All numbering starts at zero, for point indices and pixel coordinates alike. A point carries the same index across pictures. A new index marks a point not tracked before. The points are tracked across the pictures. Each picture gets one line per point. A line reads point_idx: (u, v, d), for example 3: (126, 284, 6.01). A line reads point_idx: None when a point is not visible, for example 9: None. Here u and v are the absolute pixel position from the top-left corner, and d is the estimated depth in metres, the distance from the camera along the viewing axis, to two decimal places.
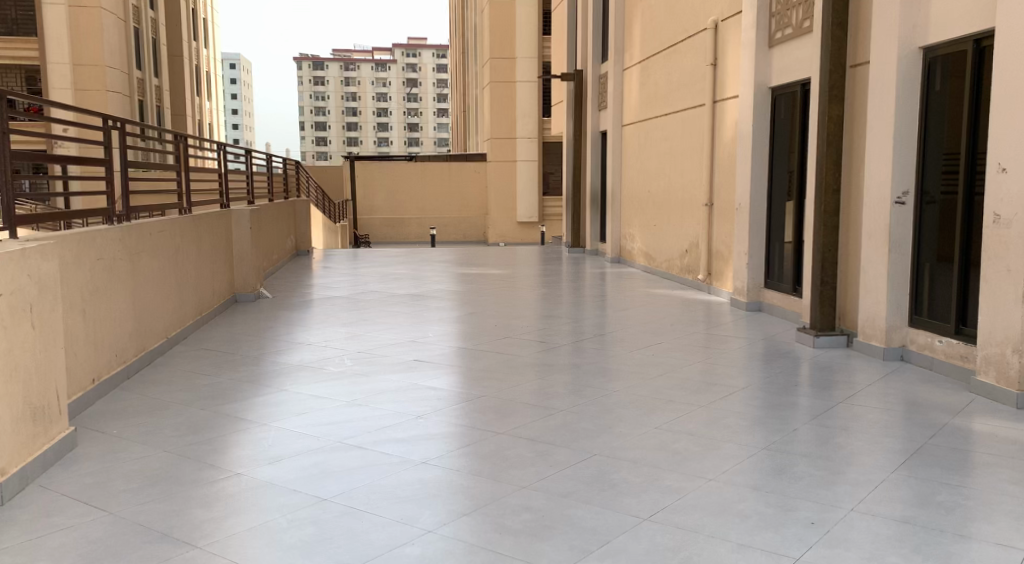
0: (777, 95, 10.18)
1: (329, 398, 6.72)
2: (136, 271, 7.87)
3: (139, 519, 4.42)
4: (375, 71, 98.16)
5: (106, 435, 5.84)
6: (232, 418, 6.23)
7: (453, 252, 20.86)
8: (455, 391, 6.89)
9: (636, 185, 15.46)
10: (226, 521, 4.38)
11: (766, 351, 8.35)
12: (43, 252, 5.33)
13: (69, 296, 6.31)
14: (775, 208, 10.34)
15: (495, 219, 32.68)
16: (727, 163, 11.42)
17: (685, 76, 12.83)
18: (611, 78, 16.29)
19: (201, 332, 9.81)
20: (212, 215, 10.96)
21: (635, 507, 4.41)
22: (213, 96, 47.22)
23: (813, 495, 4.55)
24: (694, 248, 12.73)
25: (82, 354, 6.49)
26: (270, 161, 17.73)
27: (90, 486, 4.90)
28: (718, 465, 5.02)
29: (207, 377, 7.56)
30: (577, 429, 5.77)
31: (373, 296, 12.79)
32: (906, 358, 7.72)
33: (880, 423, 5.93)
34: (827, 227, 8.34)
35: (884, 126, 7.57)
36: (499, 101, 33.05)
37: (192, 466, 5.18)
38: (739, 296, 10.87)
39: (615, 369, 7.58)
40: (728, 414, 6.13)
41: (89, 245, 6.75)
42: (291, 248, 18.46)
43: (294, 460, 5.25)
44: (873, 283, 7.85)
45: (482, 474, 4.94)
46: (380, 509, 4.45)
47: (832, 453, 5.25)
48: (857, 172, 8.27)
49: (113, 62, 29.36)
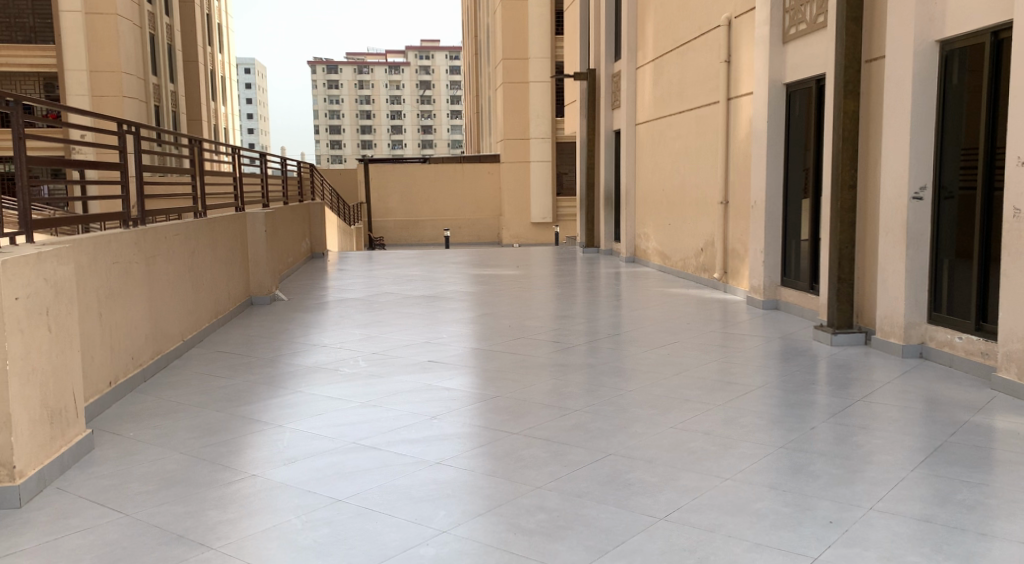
0: (792, 91, 10.11)
1: (344, 399, 6.72)
2: (152, 274, 7.90)
3: (154, 520, 4.42)
4: (389, 74, 98.38)
5: (123, 438, 5.86)
6: (248, 419, 6.24)
7: (468, 253, 20.85)
8: (469, 392, 6.87)
9: (651, 184, 15.39)
10: (242, 522, 4.37)
11: (783, 349, 8.28)
12: (59, 256, 5.34)
13: (85, 299, 6.33)
14: (790, 205, 10.27)
15: (509, 219, 32.72)
16: (742, 160, 11.35)
17: (699, 73, 12.77)
18: (625, 77, 16.24)
19: (217, 335, 9.83)
20: (227, 218, 10.99)
21: (651, 506, 4.37)
22: (229, 101, 47.51)
23: (831, 494, 4.50)
24: (710, 247, 12.67)
25: (99, 358, 6.52)
26: (285, 164, 17.79)
27: (105, 488, 4.92)
28: (734, 464, 4.98)
29: (223, 379, 7.58)
30: (591, 429, 5.74)
31: (388, 298, 12.80)
32: (925, 355, 7.64)
33: (899, 421, 5.86)
34: (844, 224, 8.27)
35: (900, 120, 7.49)
36: (512, 101, 33.10)
37: (208, 468, 5.19)
38: (755, 294, 10.80)
39: (630, 369, 7.54)
40: (745, 413, 6.09)
41: (105, 249, 6.77)
42: (306, 251, 18.51)
43: (309, 461, 5.24)
44: (890, 279, 7.78)
45: (497, 474, 4.91)
46: (394, 510, 4.43)
47: (850, 451, 5.19)
48: (873, 167, 8.20)
49: (129, 69, 29.60)
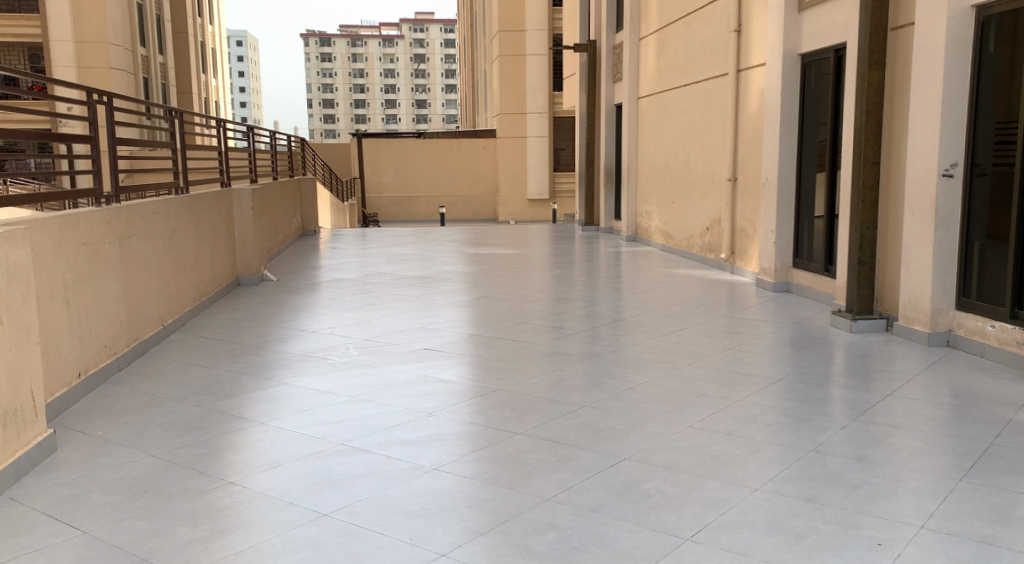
0: (808, 62, 9.57)
1: (333, 392, 6.22)
2: (126, 256, 7.36)
3: (115, 540, 3.94)
4: (383, 47, 97.04)
5: (90, 437, 5.36)
6: (228, 416, 5.74)
7: (463, 231, 20.22)
8: (468, 384, 6.37)
9: (654, 160, 14.85)
10: (216, 542, 3.89)
11: (799, 336, 7.79)
12: (12, 238, 4.82)
13: (50, 285, 5.81)
14: (805, 182, 9.76)
15: (505, 196, 32.05)
16: (752, 135, 10.82)
17: (707, 44, 12.20)
18: (627, 48, 15.68)
19: (200, 318, 9.32)
20: (211, 194, 10.42)
21: (673, 524, 3.90)
22: (219, 73, 46.58)
23: (874, 508, 4.03)
24: (715, 226, 12.17)
25: (66, 348, 6.02)
26: (274, 138, 17.11)
27: (64, 499, 4.42)
28: (763, 472, 4.49)
29: (203, 369, 7.07)
30: (601, 429, 5.25)
31: (381, 278, 12.25)
32: (953, 344, 7.17)
33: (933, 419, 5.40)
34: (866, 203, 7.76)
35: (931, 93, 6.97)
36: (509, 75, 32.23)
37: (180, 474, 4.69)
38: (766, 276, 10.32)
39: (638, 359, 7.06)
40: (765, 410, 5.60)
41: (72, 229, 6.25)
42: (297, 228, 17.97)
43: (293, 467, 4.75)
44: (916, 262, 7.29)
45: (500, 482, 4.43)
46: (386, 528, 3.95)
47: (885, 456, 4.73)
48: (897, 142, 7.67)
49: (117, 39, 28.74)
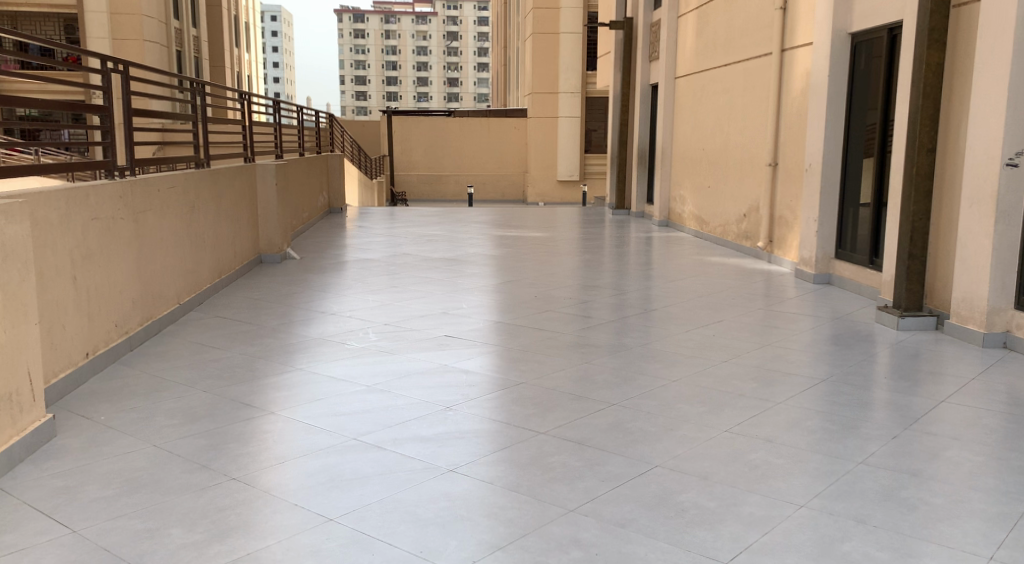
0: (858, 42, 9.07)
1: (350, 381, 5.91)
2: (141, 232, 7.07)
3: (104, 541, 3.65)
4: (416, 24, 96.25)
5: (92, 423, 5.10)
6: (238, 403, 5.44)
7: (493, 212, 19.81)
8: (490, 376, 6.03)
9: (689, 143, 14.37)
10: (212, 546, 3.59)
11: (843, 333, 7.36)
12: (10, 213, 4.54)
13: (54, 261, 5.53)
14: (851, 168, 9.27)
15: (534, 175, 31.30)
16: (796, 118, 10.32)
17: (749, 22, 11.71)
18: (666, 27, 15.18)
19: (219, 297, 9.06)
20: (233, 169, 10.12)
21: (712, 544, 3.54)
22: (253, 48, 46.46)
23: (936, 533, 3.64)
24: (754, 212, 11.70)
25: (72, 326, 5.75)
26: (302, 113, 16.72)
27: (57, 491, 4.14)
28: (807, 486, 4.11)
29: (217, 352, 6.79)
30: (631, 430, 4.89)
31: (407, 259, 11.92)
32: (1009, 345, 6.73)
33: (993, 430, 4.97)
34: (919, 193, 7.27)
35: (996, 76, 6.49)
36: (544, 53, 31.12)
37: (182, 467, 4.40)
38: (806, 267, 9.88)
39: (671, 354, 6.67)
40: (808, 415, 5.20)
41: (81, 203, 5.96)
42: (323, 205, 17.70)
43: (301, 464, 4.43)
44: (972, 257, 6.82)
45: (521, 489, 4.08)
46: (396, 537, 3.62)
47: (942, 471, 4.32)
48: (956, 128, 7.17)
49: (151, 12, 28.57)
